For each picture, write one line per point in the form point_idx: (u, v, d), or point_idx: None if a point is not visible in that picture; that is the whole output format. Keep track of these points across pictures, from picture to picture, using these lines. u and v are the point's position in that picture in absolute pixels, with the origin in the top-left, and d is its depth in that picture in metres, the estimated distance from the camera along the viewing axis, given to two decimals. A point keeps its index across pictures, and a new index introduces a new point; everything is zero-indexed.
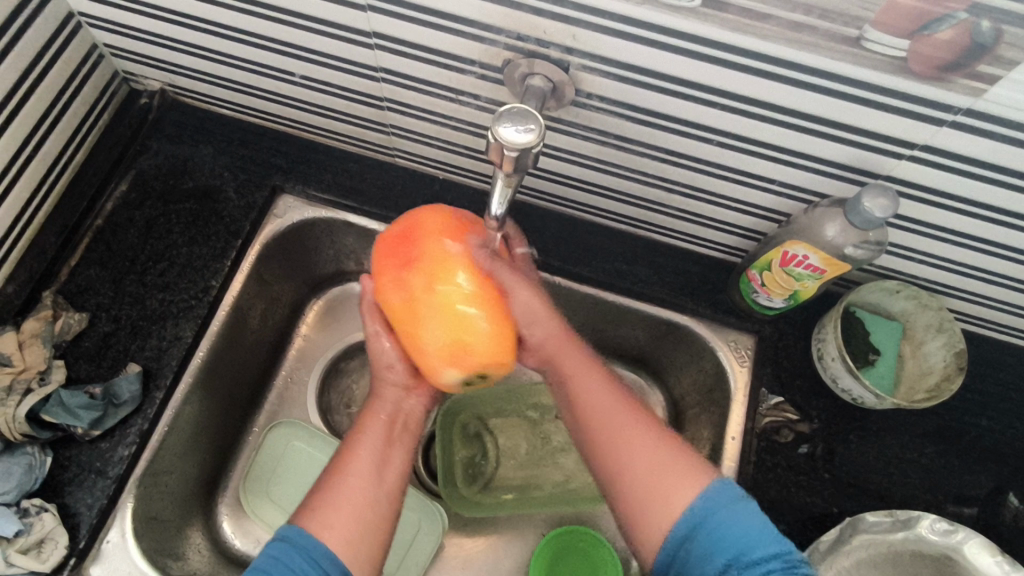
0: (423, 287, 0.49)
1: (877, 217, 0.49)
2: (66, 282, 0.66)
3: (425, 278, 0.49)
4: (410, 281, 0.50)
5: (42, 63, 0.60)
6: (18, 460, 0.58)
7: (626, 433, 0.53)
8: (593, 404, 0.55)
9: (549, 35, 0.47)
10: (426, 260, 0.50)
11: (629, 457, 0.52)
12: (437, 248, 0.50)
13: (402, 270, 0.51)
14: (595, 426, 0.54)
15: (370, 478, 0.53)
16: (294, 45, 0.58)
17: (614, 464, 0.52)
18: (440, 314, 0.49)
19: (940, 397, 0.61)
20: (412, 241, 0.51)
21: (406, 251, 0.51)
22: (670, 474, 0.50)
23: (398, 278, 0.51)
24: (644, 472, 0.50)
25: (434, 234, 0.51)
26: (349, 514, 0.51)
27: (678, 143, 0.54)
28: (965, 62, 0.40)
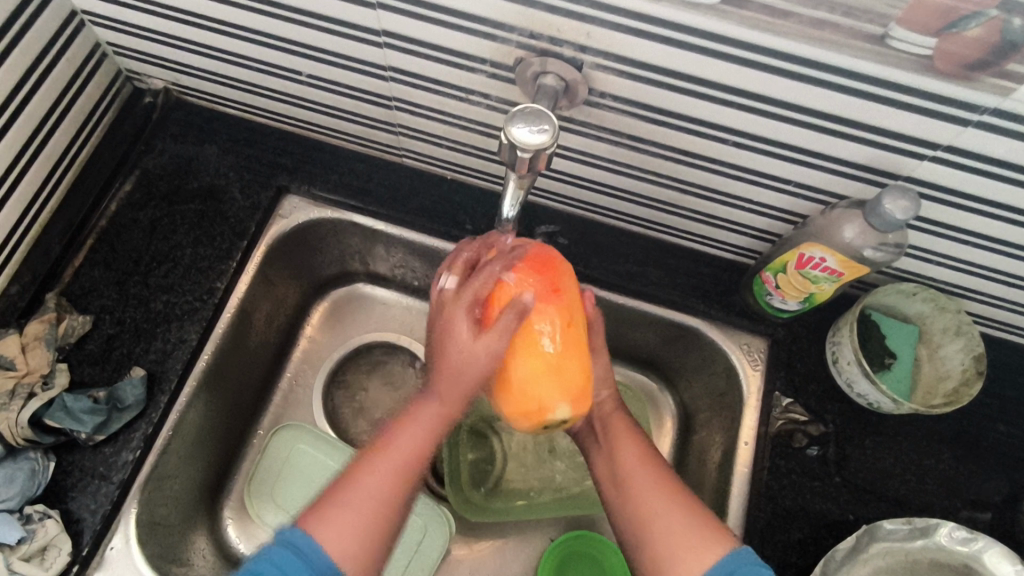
0: (564, 315, 0.47)
1: (898, 219, 0.48)
2: (70, 283, 0.65)
3: (564, 308, 0.47)
4: (549, 303, 0.46)
5: (45, 62, 0.59)
6: (21, 465, 0.57)
7: (657, 493, 0.52)
8: (630, 463, 0.55)
9: (562, 33, 0.46)
10: (576, 302, 0.49)
11: (655, 517, 0.51)
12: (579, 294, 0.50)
13: (535, 290, 0.47)
14: (627, 484, 0.53)
15: (392, 492, 0.49)
16: (300, 43, 0.57)
17: (638, 523, 0.51)
18: (573, 346, 0.46)
19: (959, 402, 0.60)
20: (544, 269, 0.48)
21: (553, 278, 0.48)
22: (692, 536, 0.48)
23: (531, 297, 0.46)
24: (670, 533, 0.49)
25: (571, 277, 0.50)
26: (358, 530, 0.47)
27: (692, 143, 0.53)
28: (993, 61, 0.39)
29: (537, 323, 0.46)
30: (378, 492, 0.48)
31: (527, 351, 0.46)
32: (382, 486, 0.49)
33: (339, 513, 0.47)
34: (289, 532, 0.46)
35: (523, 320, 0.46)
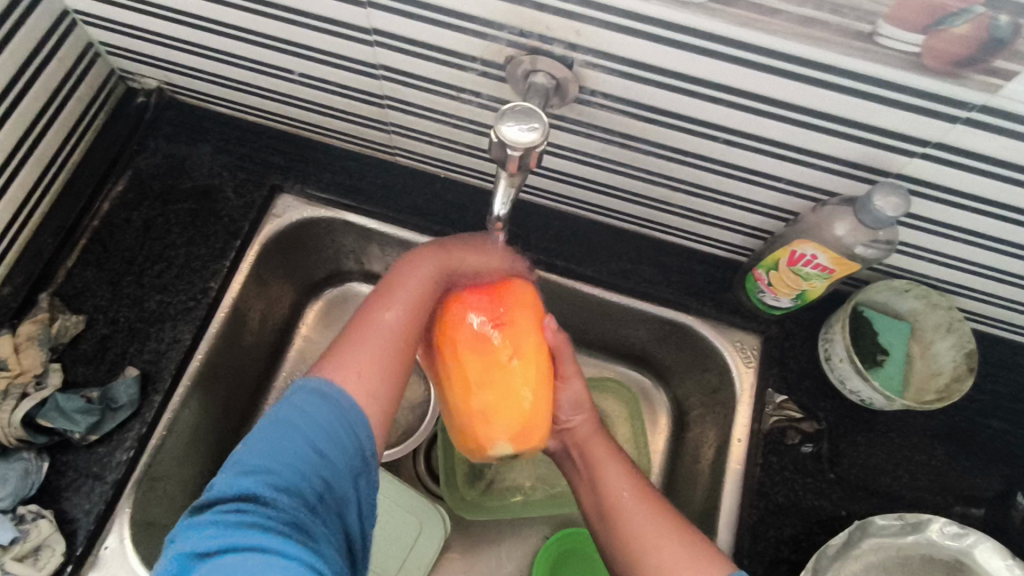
0: (540, 369, 0.50)
1: (888, 216, 0.48)
2: (63, 283, 0.65)
3: (541, 362, 0.51)
4: (529, 356, 0.50)
5: (36, 62, 0.59)
6: (13, 466, 0.57)
7: (648, 519, 0.51)
8: (614, 489, 0.54)
9: (552, 31, 0.46)
10: (521, 333, 0.50)
11: (648, 546, 0.50)
12: (525, 323, 0.50)
13: (519, 340, 0.50)
14: (615, 513, 0.53)
15: (393, 353, 0.49)
16: (291, 42, 0.57)
17: (631, 552, 0.50)
18: (541, 400, 0.50)
19: (949, 399, 0.60)
20: (525, 313, 0.51)
21: (497, 313, 0.50)
22: (686, 565, 0.47)
23: (512, 344, 0.49)
24: (665, 565, 0.48)
25: (519, 307, 0.51)
26: (365, 376, 0.47)
27: (683, 141, 0.53)
28: (980, 57, 0.39)
29: (512, 373, 0.49)
30: (381, 344, 0.49)
31: (496, 396, 0.49)
32: (384, 342, 0.49)
33: (352, 362, 0.47)
34: (309, 379, 0.46)
35: (500, 364, 0.49)
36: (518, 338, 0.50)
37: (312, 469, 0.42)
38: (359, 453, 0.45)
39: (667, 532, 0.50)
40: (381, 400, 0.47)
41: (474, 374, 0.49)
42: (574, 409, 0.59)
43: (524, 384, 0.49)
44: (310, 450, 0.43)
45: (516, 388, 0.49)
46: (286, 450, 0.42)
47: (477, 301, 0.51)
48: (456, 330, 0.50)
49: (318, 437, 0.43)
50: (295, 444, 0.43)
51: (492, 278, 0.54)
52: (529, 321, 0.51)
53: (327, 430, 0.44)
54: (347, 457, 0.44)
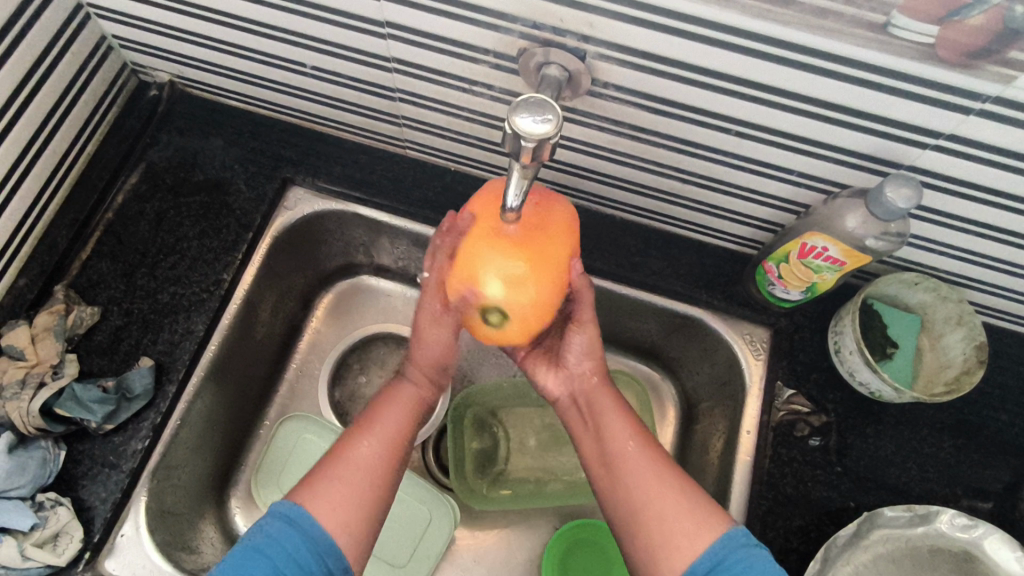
0: (546, 278, 0.50)
1: (900, 208, 0.48)
2: (78, 276, 0.66)
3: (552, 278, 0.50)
4: (541, 243, 0.50)
5: (51, 55, 0.59)
6: (32, 454, 0.58)
7: (649, 469, 0.51)
8: (620, 440, 0.54)
9: (566, 23, 0.46)
10: (547, 220, 0.52)
11: (647, 495, 0.50)
12: (555, 220, 0.52)
13: (547, 248, 0.50)
14: (619, 460, 0.53)
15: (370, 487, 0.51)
16: (304, 36, 0.58)
17: (632, 506, 0.50)
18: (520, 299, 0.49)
19: (960, 391, 0.60)
20: (563, 240, 0.52)
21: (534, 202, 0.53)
22: (688, 517, 0.48)
23: (537, 243, 0.50)
24: (667, 518, 0.48)
25: (556, 212, 0.53)
26: (350, 496, 0.50)
27: (695, 133, 0.53)
28: (995, 48, 0.39)
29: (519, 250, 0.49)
30: (371, 458, 0.52)
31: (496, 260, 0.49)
32: (376, 456, 0.52)
33: (331, 486, 0.50)
34: (281, 509, 0.48)
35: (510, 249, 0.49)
36: (547, 245, 0.50)
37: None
38: (327, 566, 0.47)
39: (668, 487, 0.50)
40: (367, 529, 0.49)
41: (489, 216, 0.51)
42: (580, 358, 0.59)
43: (532, 244, 0.50)
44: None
45: (522, 239, 0.50)
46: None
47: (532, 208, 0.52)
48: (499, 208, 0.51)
49: (285, 563, 0.45)
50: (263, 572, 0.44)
51: (559, 207, 0.54)
52: (558, 221, 0.52)
53: (296, 555, 0.46)
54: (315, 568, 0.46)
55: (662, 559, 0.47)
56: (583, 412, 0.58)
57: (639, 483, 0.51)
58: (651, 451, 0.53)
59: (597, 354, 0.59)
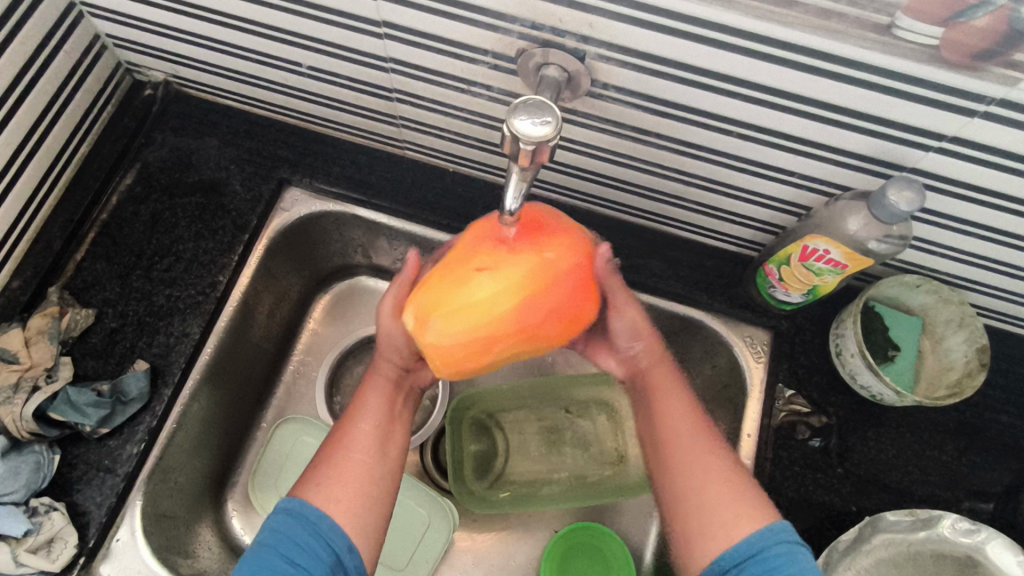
0: (475, 330, 0.46)
1: (903, 211, 0.48)
2: (72, 277, 0.65)
3: (483, 336, 0.47)
4: (460, 288, 0.46)
5: (44, 55, 0.58)
6: (25, 459, 0.57)
7: (694, 452, 0.52)
8: (668, 422, 0.54)
9: (565, 24, 0.45)
10: (500, 266, 0.46)
11: (696, 479, 0.51)
12: (508, 269, 0.46)
13: (494, 299, 0.46)
14: (667, 439, 0.54)
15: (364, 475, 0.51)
16: (300, 35, 0.57)
17: (680, 488, 0.51)
18: (434, 337, 0.47)
19: (963, 395, 0.60)
20: (532, 298, 0.47)
21: (507, 240, 0.48)
22: (731, 504, 0.49)
23: (492, 289, 0.46)
24: (711, 502, 0.49)
25: (528, 256, 0.47)
26: (348, 475, 0.51)
27: (696, 135, 0.53)
28: (1000, 50, 0.38)
29: (444, 290, 0.47)
30: (363, 439, 0.53)
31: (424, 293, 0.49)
32: (368, 437, 0.54)
33: (329, 478, 0.50)
34: (285, 502, 0.49)
35: (456, 288, 0.47)
36: (501, 297, 0.46)
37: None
38: (334, 549, 0.47)
39: (716, 471, 0.51)
40: (371, 507, 0.50)
41: (458, 250, 0.50)
42: (631, 340, 0.58)
43: (458, 283, 0.47)
44: (284, 562, 0.45)
45: (454, 278, 0.48)
46: (264, 566, 0.45)
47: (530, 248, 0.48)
48: (491, 239, 0.49)
49: (292, 550, 0.46)
50: (272, 560, 0.45)
51: (559, 259, 0.48)
52: (514, 269, 0.46)
53: (304, 541, 0.46)
54: (323, 552, 0.46)
55: (700, 545, 0.49)
56: (639, 391, 0.58)
57: (689, 465, 0.52)
58: (702, 433, 0.54)
59: (646, 334, 0.58)
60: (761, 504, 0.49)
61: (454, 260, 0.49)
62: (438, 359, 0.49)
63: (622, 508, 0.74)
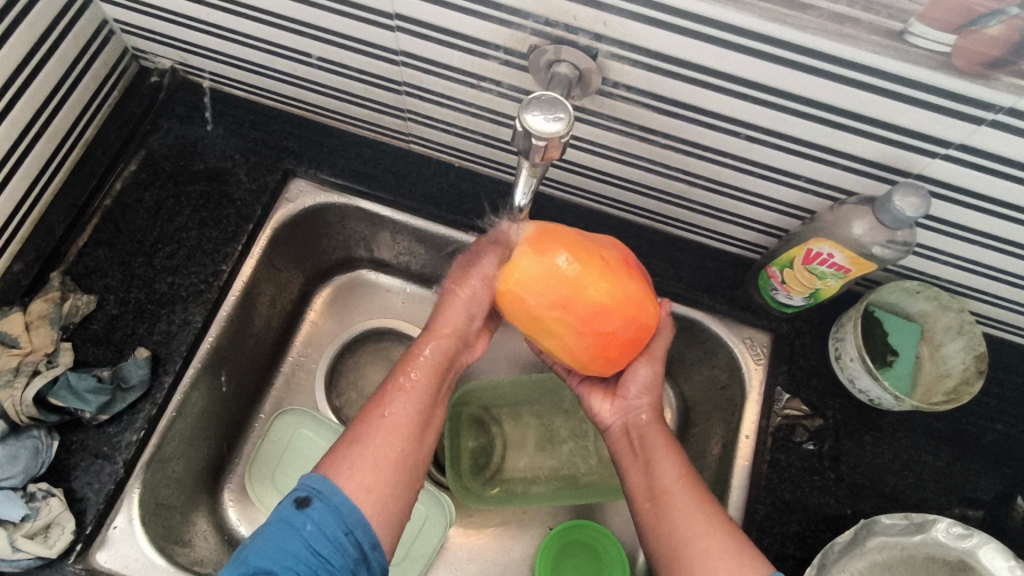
0: (567, 281, 0.50)
1: (908, 216, 0.48)
2: (74, 263, 0.65)
3: (568, 296, 0.51)
4: (588, 260, 0.52)
5: (52, 37, 0.58)
6: (23, 444, 0.57)
7: (691, 507, 0.50)
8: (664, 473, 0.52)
9: (579, 21, 0.46)
10: (621, 280, 0.52)
11: (693, 534, 0.48)
12: (625, 287, 0.52)
13: (599, 279, 0.51)
14: (664, 489, 0.51)
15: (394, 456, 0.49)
16: (312, 25, 0.57)
17: (673, 540, 0.49)
18: (532, 260, 0.52)
19: (959, 400, 0.60)
20: (613, 303, 0.51)
21: (634, 272, 0.54)
22: (732, 561, 0.46)
23: (599, 274, 0.51)
24: (709, 553, 0.47)
25: (642, 288, 0.53)
26: (381, 466, 0.48)
27: (705, 136, 0.53)
28: (1010, 59, 0.39)
29: (574, 246, 0.52)
30: (399, 416, 0.51)
31: (560, 235, 0.53)
32: (407, 412, 0.52)
33: (359, 458, 0.48)
34: (311, 481, 0.47)
35: (579, 253, 0.52)
36: (600, 281, 0.51)
37: (310, 571, 0.43)
38: (359, 543, 0.45)
39: (709, 521, 0.49)
40: (395, 493, 0.48)
41: (597, 240, 0.55)
42: (640, 392, 0.58)
43: (589, 254, 0.52)
44: (307, 549, 0.44)
45: (590, 251, 0.52)
46: (285, 549, 0.43)
47: (626, 278, 0.53)
48: (606, 250, 0.54)
49: (314, 537, 0.44)
50: (292, 546, 0.43)
51: (647, 309, 0.53)
52: (629, 289, 0.52)
53: (328, 529, 0.45)
54: (347, 545, 0.45)
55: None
56: (635, 445, 0.56)
57: (683, 520, 0.49)
58: (694, 490, 0.51)
59: (656, 391, 0.58)
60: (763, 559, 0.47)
61: (589, 242, 0.54)
62: (513, 280, 0.52)
63: (618, 506, 0.74)
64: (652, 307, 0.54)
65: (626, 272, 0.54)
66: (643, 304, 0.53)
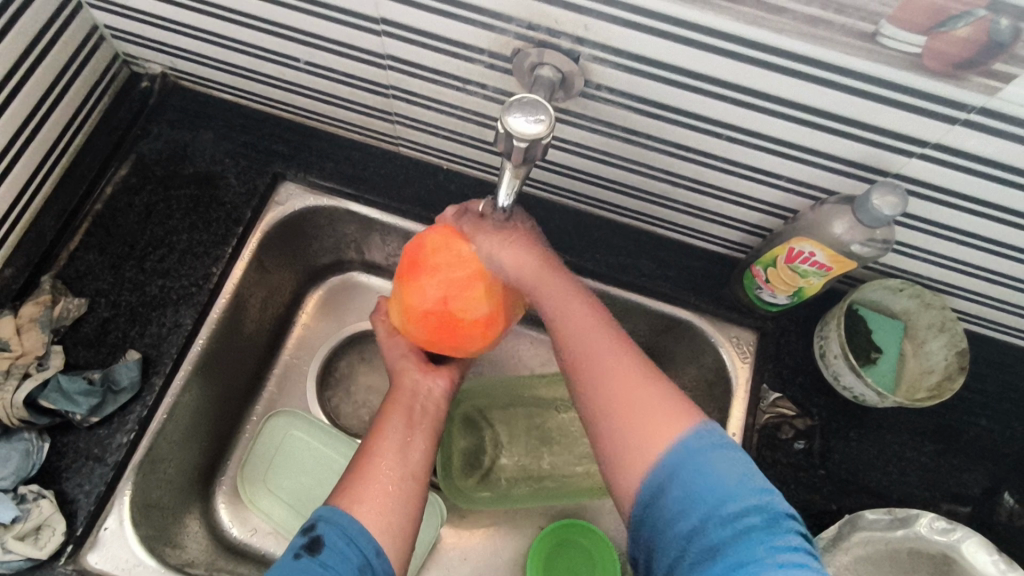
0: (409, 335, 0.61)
1: (886, 215, 0.49)
2: (65, 267, 0.65)
3: (430, 343, 0.60)
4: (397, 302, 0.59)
5: (43, 43, 0.59)
6: (14, 446, 0.58)
7: (621, 369, 0.49)
8: (595, 337, 0.51)
9: (561, 25, 0.46)
10: (413, 287, 0.55)
11: (614, 396, 0.48)
12: (419, 290, 0.55)
13: (408, 311, 0.57)
14: (584, 364, 0.51)
15: (391, 480, 0.52)
16: (299, 30, 0.57)
17: (599, 402, 0.49)
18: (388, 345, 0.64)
19: (942, 397, 0.61)
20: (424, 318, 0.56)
21: (417, 261, 0.55)
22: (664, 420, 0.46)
23: (407, 313, 0.58)
24: (633, 414, 0.47)
25: (431, 268, 0.54)
26: (378, 490, 0.51)
27: (686, 137, 0.54)
28: (980, 60, 0.39)
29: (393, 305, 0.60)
30: (388, 449, 0.55)
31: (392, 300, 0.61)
32: (393, 443, 0.55)
33: (357, 486, 0.51)
34: (316, 510, 0.50)
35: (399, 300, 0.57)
36: (410, 315, 0.57)
37: None
38: (365, 555, 0.47)
39: (641, 389, 0.48)
40: (396, 509, 0.51)
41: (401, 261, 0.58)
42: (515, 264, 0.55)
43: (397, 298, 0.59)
44: (315, 563, 0.45)
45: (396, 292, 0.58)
46: (296, 566, 0.45)
47: (411, 275, 0.55)
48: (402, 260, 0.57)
49: (322, 552, 0.46)
50: (301, 563, 0.46)
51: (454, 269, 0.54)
52: (421, 288, 0.54)
53: (334, 543, 0.47)
54: (353, 556, 0.47)
55: (634, 453, 0.45)
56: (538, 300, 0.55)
57: (607, 382, 0.49)
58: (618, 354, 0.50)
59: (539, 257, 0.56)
60: (689, 407, 0.47)
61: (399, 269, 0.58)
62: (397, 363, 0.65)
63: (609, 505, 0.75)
64: (440, 260, 0.54)
65: (407, 270, 0.56)
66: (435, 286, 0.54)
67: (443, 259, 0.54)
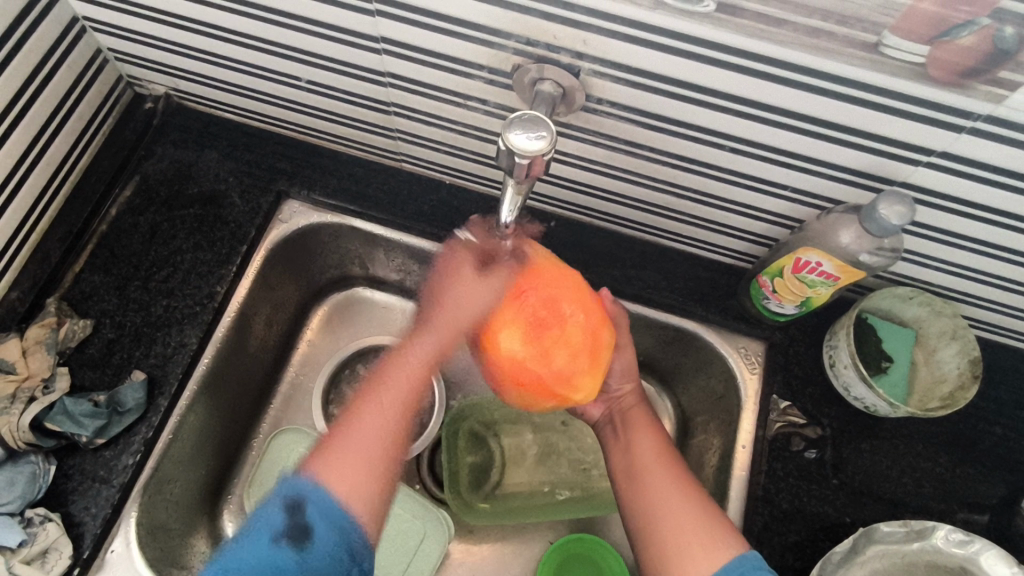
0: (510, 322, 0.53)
1: (894, 224, 0.49)
2: (70, 288, 0.66)
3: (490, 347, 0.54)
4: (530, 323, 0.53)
5: (47, 67, 0.59)
6: (21, 469, 0.57)
7: (673, 491, 0.53)
8: (647, 455, 0.56)
9: (559, 40, 0.46)
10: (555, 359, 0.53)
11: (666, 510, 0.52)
12: (555, 364, 0.53)
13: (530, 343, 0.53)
14: (649, 487, 0.54)
15: (379, 448, 0.50)
16: (300, 50, 0.58)
17: (652, 516, 0.52)
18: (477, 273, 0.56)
19: (955, 406, 0.60)
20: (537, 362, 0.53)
21: (579, 350, 0.54)
22: (706, 539, 0.49)
23: (535, 342, 0.53)
24: (684, 526, 0.51)
25: (579, 372, 0.54)
26: (360, 459, 0.48)
27: (689, 149, 0.54)
28: (985, 68, 0.39)
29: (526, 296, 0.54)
30: (381, 416, 0.51)
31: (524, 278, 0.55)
32: (381, 422, 0.51)
33: (340, 449, 0.49)
34: (294, 483, 0.46)
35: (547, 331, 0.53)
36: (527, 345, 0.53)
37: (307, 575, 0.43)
38: (352, 548, 0.45)
39: (694, 504, 0.52)
40: (375, 483, 0.48)
41: (566, 307, 0.54)
42: (620, 381, 0.62)
43: (538, 316, 0.53)
44: (299, 560, 0.43)
45: (549, 310, 0.54)
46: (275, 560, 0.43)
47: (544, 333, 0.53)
48: (528, 298, 0.54)
49: (304, 540, 0.43)
50: (281, 553, 0.43)
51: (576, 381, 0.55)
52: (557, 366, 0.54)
53: (320, 530, 0.44)
54: (342, 544, 0.44)
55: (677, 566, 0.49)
56: (617, 423, 0.61)
57: (657, 512, 0.52)
58: (676, 476, 0.54)
59: (633, 378, 0.63)
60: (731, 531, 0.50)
61: (554, 308, 0.54)
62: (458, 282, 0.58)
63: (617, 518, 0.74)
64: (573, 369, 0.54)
65: (568, 338, 0.54)
66: (561, 374, 0.54)
67: (579, 377, 0.55)
